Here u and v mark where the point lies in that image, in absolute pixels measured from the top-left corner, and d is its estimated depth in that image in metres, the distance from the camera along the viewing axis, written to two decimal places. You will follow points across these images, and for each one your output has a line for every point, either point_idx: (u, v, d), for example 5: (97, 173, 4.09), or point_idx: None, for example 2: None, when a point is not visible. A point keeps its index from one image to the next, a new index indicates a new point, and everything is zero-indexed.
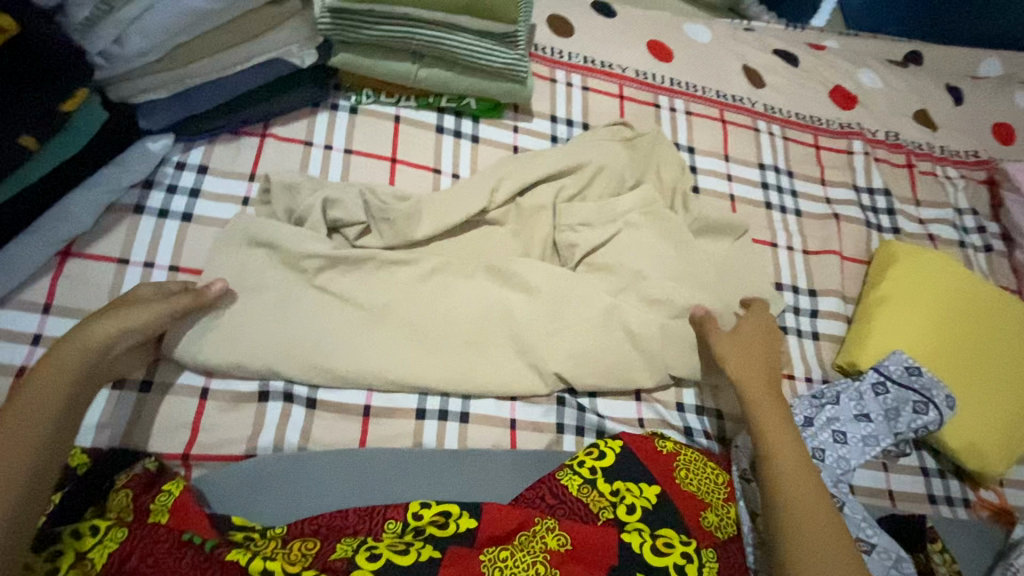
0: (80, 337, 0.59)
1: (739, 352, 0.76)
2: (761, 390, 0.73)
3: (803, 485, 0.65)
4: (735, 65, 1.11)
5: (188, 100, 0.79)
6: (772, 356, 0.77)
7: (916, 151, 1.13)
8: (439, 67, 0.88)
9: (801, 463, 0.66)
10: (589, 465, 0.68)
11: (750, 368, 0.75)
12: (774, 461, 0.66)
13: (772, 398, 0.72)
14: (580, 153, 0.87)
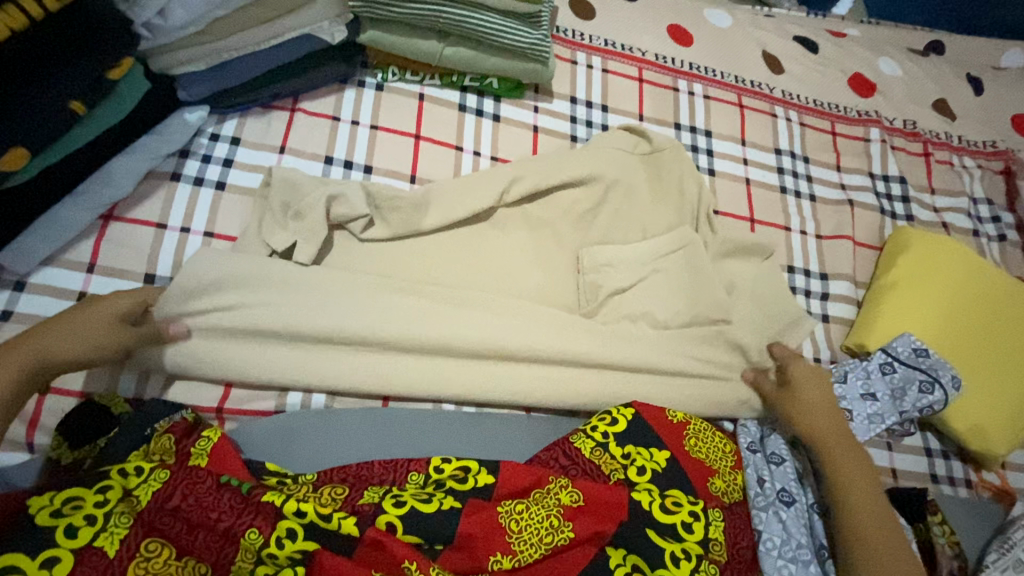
0: (14, 353, 0.58)
1: (804, 399, 0.80)
2: (832, 441, 0.77)
3: (885, 536, 0.68)
4: (755, 51, 1.12)
5: (223, 73, 0.82)
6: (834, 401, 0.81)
7: (933, 140, 1.14)
8: (464, 46, 0.90)
9: (875, 511, 0.70)
10: (602, 430, 0.70)
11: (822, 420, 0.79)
12: (854, 511, 0.70)
13: (846, 447, 0.76)
14: (595, 149, 0.91)
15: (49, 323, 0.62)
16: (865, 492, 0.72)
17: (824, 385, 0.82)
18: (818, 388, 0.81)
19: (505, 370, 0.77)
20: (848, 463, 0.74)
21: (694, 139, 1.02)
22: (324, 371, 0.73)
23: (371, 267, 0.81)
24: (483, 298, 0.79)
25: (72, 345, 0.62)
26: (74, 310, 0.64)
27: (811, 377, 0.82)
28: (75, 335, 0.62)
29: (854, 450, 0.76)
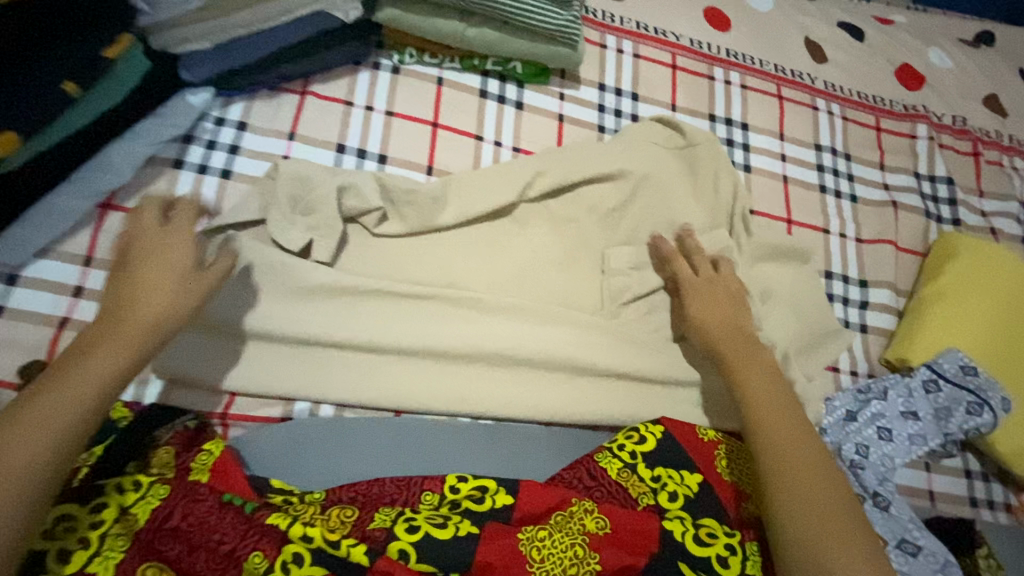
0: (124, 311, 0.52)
1: (700, 307, 0.74)
2: (731, 348, 0.71)
3: (791, 438, 0.63)
4: (797, 37, 1.05)
5: (229, 52, 0.75)
6: (735, 303, 0.74)
7: (983, 138, 1.07)
8: (489, 27, 0.83)
9: (778, 416, 0.64)
10: (630, 449, 0.67)
11: (724, 328, 0.72)
12: (756, 414, 0.65)
13: (749, 353, 0.70)
14: (625, 147, 0.85)
15: (141, 263, 0.55)
16: (770, 396, 0.66)
17: (726, 289, 0.75)
18: (718, 303, 0.74)
19: (525, 379, 0.73)
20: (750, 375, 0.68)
21: (729, 131, 0.95)
22: (335, 380, 0.69)
23: (385, 266, 0.75)
24: (505, 303, 0.74)
25: (181, 284, 0.55)
26: (160, 244, 0.57)
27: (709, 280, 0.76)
28: (175, 271, 0.56)
29: (758, 355, 0.70)
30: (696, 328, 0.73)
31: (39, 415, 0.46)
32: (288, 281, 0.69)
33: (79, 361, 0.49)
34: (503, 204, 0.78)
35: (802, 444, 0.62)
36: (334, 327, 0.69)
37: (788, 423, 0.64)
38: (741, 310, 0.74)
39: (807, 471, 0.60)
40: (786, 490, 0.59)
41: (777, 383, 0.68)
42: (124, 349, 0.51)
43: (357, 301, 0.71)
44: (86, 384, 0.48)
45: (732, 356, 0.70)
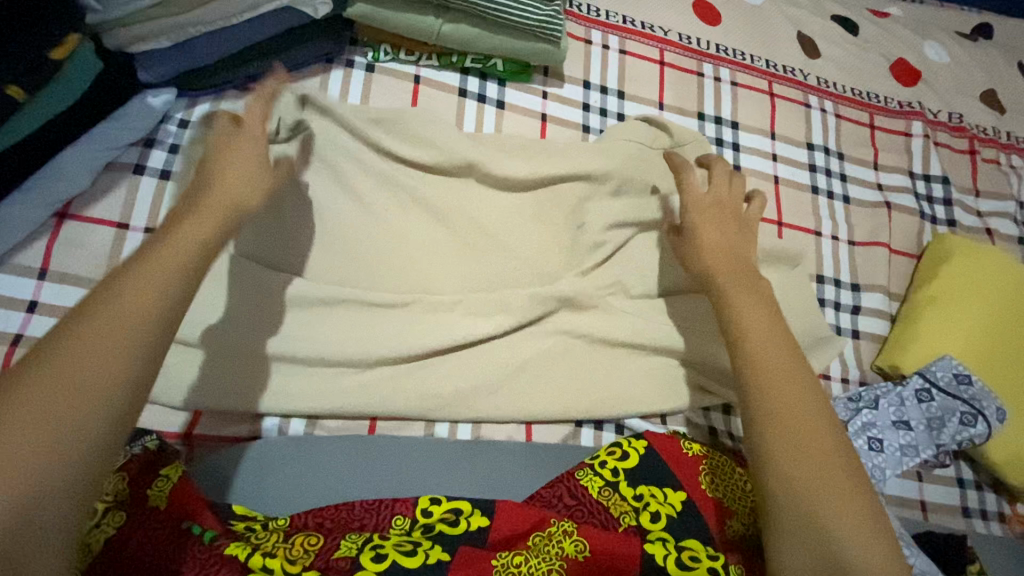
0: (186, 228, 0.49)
1: (707, 235, 0.72)
2: (729, 277, 0.67)
3: (786, 375, 0.57)
4: (789, 31, 1.01)
5: (192, 50, 0.72)
6: (740, 237, 0.72)
7: (980, 136, 1.04)
8: (467, 22, 0.80)
9: (772, 345, 0.60)
10: (612, 466, 0.65)
11: (722, 263, 0.69)
12: (746, 338, 0.61)
13: (746, 291, 0.65)
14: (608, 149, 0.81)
15: (203, 180, 0.54)
16: (766, 333, 0.61)
17: (727, 221, 0.73)
18: (718, 230, 0.72)
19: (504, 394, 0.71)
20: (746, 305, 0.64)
21: (718, 131, 0.92)
22: (306, 398, 0.66)
23: (356, 274, 0.72)
24: (484, 313, 0.73)
25: (242, 184, 0.54)
26: (221, 158, 0.56)
27: (719, 208, 0.74)
28: (236, 182, 0.54)
29: (757, 292, 0.66)
30: (696, 253, 0.71)
31: (126, 288, 0.42)
32: (257, 294, 0.67)
33: (160, 245, 0.46)
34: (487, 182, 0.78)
35: (797, 384, 0.57)
36: (307, 342, 0.67)
37: (784, 361, 0.59)
38: (744, 247, 0.71)
39: (802, 409, 0.55)
40: (779, 429, 0.54)
41: (772, 316, 0.63)
42: (200, 234, 0.49)
43: (328, 314, 0.69)
44: (172, 260, 0.45)
45: (728, 291, 0.66)
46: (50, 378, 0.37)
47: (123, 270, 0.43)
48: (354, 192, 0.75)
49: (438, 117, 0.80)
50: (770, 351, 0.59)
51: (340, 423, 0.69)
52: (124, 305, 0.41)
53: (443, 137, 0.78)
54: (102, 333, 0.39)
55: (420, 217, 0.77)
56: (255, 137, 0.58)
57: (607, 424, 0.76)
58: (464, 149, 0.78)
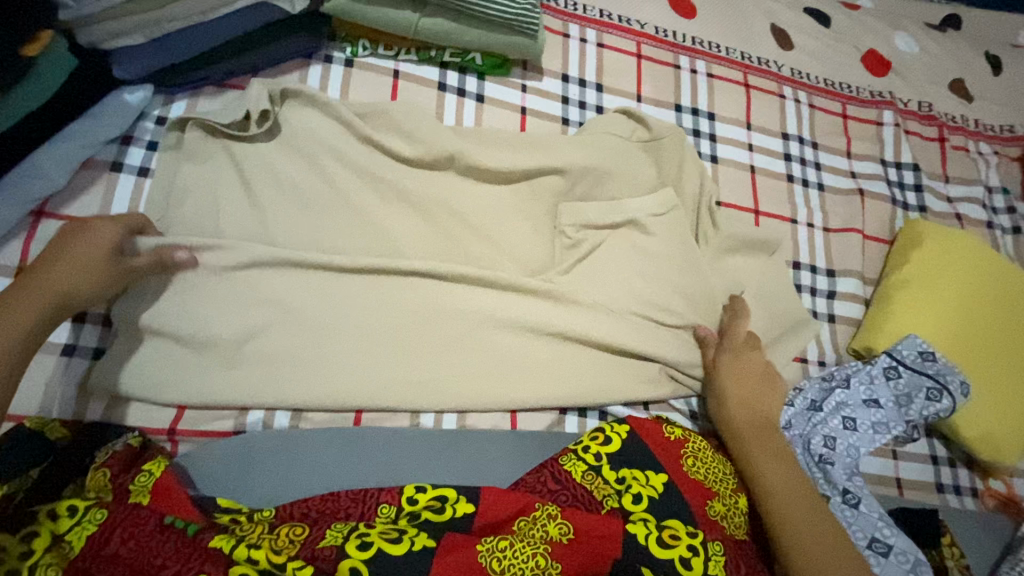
0: (31, 293, 0.57)
1: (729, 387, 0.75)
2: (753, 430, 0.72)
3: (808, 516, 0.65)
4: (763, 24, 1.03)
5: (165, 45, 0.72)
6: (762, 382, 0.77)
7: (949, 123, 1.06)
8: (444, 16, 0.80)
9: (805, 515, 0.65)
10: (594, 451, 0.66)
11: (745, 414, 0.74)
12: (779, 514, 0.65)
13: (761, 432, 0.73)
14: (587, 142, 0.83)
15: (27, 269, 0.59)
16: (783, 477, 0.68)
17: (753, 370, 0.77)
18: (743, 379, 0.76)
19: (487, 384, 0.72)
20: (772, 472, 0.69)
21: (695, 122, 0.94)
22: (290, 391, 0.67)
23: (337, 267, 0.72)
24: (466, 303, 0.74)
25: (77, 278, 0.60)
26: (57, 246, 0.61)
27: (741, 358, 0.77)
28: (65, 272, 0.60)
29: (775, 436, 0.72)
30: (723, 411, 0.75)
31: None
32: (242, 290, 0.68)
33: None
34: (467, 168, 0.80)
35: (816, 522, 0.64)
36: (294, 336, 0.69)
37: (804, 500, 0.66)
38: (764, 397, 0.76)
39: (831, 550, 0.62)
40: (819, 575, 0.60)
41: (798, 482, 0.68)
42: (22, 324, 0.55)
43: (311, 307, 0.70)
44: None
45: (747, 442, 0.72)
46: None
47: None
48: (336, 186, 0.76)
49: (417, 110, 0.81)
50: (808, 527, 0.64)
51: (325, 416, 0.69)
52: None
53: (422, 131, 0.79)
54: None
55: (402, 210, 0.77)
56: (103, 227, 0.63)
57: (592, 411, 0.77)
58: (444, 143, 0.79)
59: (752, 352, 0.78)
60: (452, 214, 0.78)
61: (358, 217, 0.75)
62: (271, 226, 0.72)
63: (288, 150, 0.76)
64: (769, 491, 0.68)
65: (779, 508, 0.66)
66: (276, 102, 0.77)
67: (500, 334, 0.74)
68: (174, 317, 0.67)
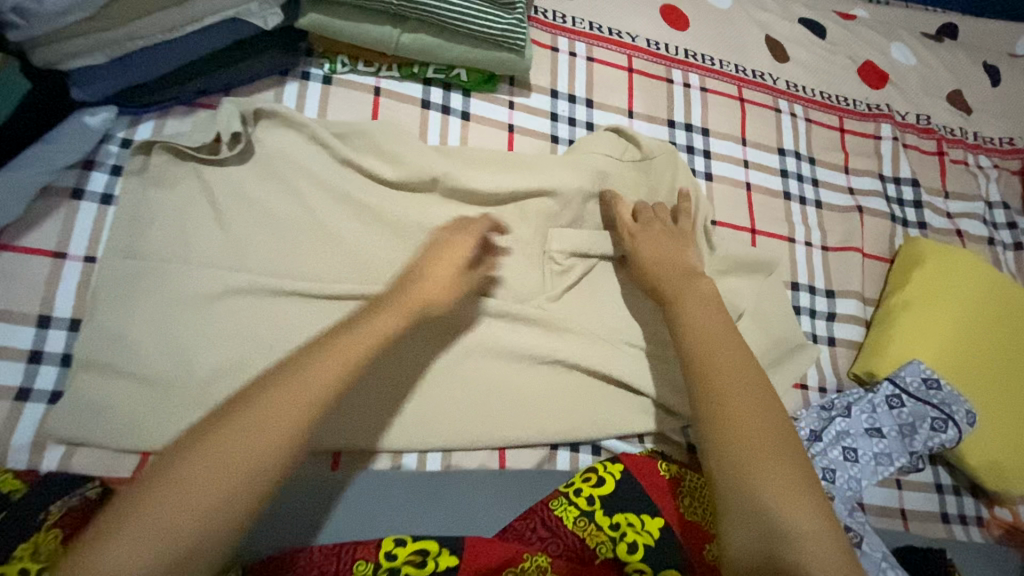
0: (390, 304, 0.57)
1: (645, 250, 0.74)
2: (672, 285, 0.69)
3: (722, 345, 0.61)
4: (758, 36, 1.00)
5: (128, 66, 0.67)
6: (677, 243, 0.74)
7: (947, 137, 1.04)
8: (426, 32, 0.76)
9: (726, 344, 0.61)
10: (587, 495, 0.62)
11: (660, 267, 0.71)
12: (695, 343, 0.61)
13: (682, 280, 0.69)
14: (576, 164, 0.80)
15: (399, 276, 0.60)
16: (704, 313, 0.65)
17: (669, 238, 0.74)
18: (653, 240, 0.74)
19: (473, 420, 0.69)
20: (692, 311, 0.65)
21: (689, 138, 0.91)
22: None
23: (313, 297, 0.68)
24: (450, 334, 0.70)
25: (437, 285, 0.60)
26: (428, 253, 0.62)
27: (650, 227, 0.76)
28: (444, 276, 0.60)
29: (693, 284, 0.69)
30: (641, 274, 0.73)
31: (284, 396, 0.47)
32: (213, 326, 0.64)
33: (291, 375, 0.48)
34: (451, 191, 0.76)
35: (740, 379, 0.57)
36: None
37: (735, 361, 0.59)
38: (680, 252, 0.73)
39: (749, 405, 0.55)
40: (726, 420, 0.54)
41: (718, 317, 0.64)
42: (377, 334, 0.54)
43: (286, 343, 0.66)
44: (290, 399, 0.47)
45: (667, 288, 0.69)
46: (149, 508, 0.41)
47: (243, 400, 0.47)
48: (312, 211, 0.72)
49: (399, 130, 0.77)
50: (727, 356, 0.60)
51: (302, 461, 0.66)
52: (298, 391, 0.47)
53: (403, 151, 0.75)
54: (249, 455, 0.44)
55: (382, 236, 0.73)
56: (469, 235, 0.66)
57: (584, 446, 0.74)
58: (427, 164, 0.75)
59: (664, 225, 0.76)
60: (436, 239, 0.75)
61: (335, 244, 0.71)
62: (241, 255, 0.68)
63: (260, 175, 0.72)
64: (687, 326, 0.64)
65: (700, 341, 0.62)
66: (249, 123, 0.72)
67: (487, 367, 0.71)
68: (137, 356, 0.62)
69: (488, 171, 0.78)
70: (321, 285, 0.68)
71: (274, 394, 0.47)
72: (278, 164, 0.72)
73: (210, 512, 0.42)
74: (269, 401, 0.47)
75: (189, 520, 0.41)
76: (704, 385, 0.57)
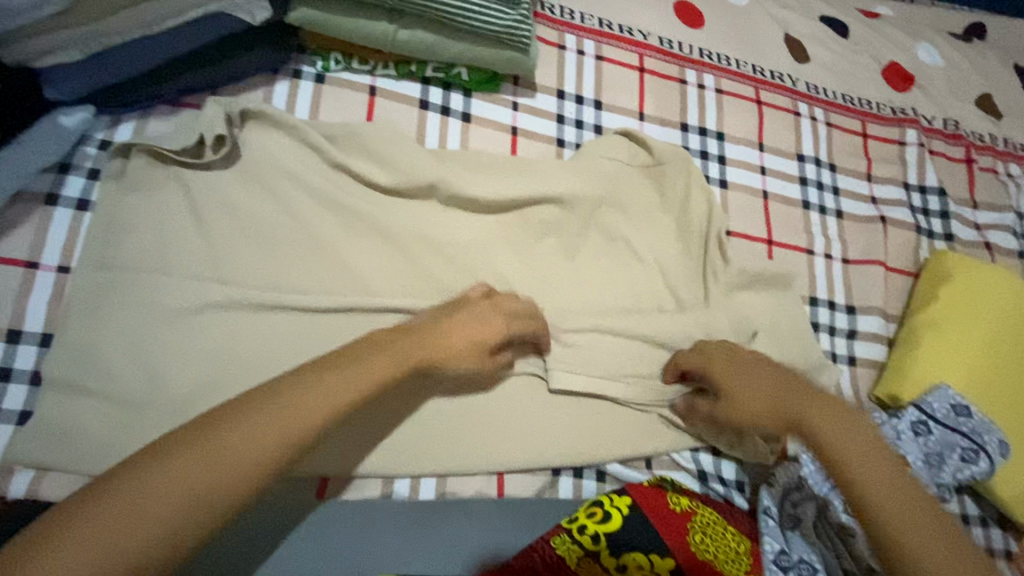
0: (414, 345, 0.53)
1: (742, 394, 0.62)
2: (797, 408, 0.58)
3: (914, 512, 0.49)
4: (776, 34, 0.95)
5: (105, 63, 0.63)
6: (774, 365, 0.63)
7: (976, 143, 0.98)
8: (424, 28, 0.72)
9: (916, 509, 0.49)
10: (591, 532, 0.58)
11: (771, 399, 0.60)
12: (880, 509, 0.50)
13: (812, 399, 0.58)
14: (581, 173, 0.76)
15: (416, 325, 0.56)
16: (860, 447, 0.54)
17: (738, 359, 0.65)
18: (755, 364, 0.63)
19: (469, 445, 0.65)
20: (852, 450, 0.53)
21: (703, 143, 0.86)
22: None
23: (300, 311, 0.64)
24: None
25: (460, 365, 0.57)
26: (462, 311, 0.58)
27: (734, 361, 0.65)
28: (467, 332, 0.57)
29: (821, 399, 0.58)
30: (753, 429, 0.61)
31: (272, 403, 0.44)
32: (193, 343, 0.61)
33: (240, 428, 0.42)
34: (449, 199, 0.72)
35: (924, 514, 0.49)
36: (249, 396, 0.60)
37: (902, 485, 0.51)
38: (783, 375, 0.62)
39: None
40: (881, 511, 0.50)
41: (886, 459, 0.53)
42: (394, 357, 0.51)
43: (269, 362, 0.62)
44: (279, 426, 0.43)
45: (810, 422, 0.57)
46: (101, 515, 0.37)
47: (226, 423, 0.42)
48: (301, 219, 0.67)
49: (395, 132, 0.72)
50: (930, 529, 0.48)
51: None
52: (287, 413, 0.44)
53: (399, 155, 0.71)
54: (227, 458, 0.40)
55: (375, 245, 0.69)
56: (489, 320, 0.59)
57: (588, 472, 0.70)
58: (423, 170, 0.71)
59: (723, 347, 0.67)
60: (432, 250, 0.70)
61: (324, 254, 0.67)
62: (224, 266, 0.64)
63: (245, 180, 0.67)
64: (860, 487, 0.52)
65: (883, 509, 0.50)
66: (235, 124, 0.68)
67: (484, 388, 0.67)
68: (110, 376, 0.59)
69: (488, 177, 0.73)
70: (309, 299, 0.64)
71: (250, 427, 0.42)
72: (264, 169, 0.68)
73: (163, 539, 0.37)
74: (183, 465, 0.39)
75: (141, 551, 0.37)
76: (901, 550, 0.47)
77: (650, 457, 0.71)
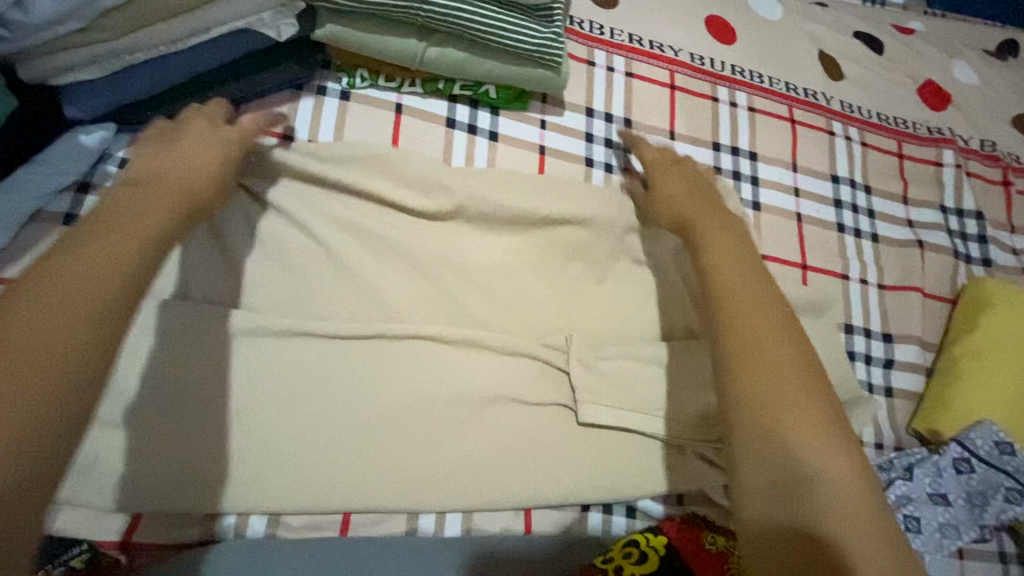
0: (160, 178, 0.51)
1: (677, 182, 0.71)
2: (702, 220, 0.65)
3: (765, 319, 0.52)
4: (810, 50, 0.92)
5: (127, 81, 0.61)
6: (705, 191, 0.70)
7: (1014, 165, 0.96)
8: (454, 45, 0.70)
9: (770, 317, 0.53)
10: (628, 574, 0.56)
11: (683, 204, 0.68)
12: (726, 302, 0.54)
13: (714, 219, 0.65)
14: (610, 198, 0.75)
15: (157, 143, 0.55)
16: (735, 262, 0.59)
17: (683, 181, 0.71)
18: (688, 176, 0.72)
19: (497, 479, 0.63)
20: (725, 257, 0.59)
21: (735, 163, 0.83)
22: (268, 495, 0.57)
23: (325, 338, 0.62)
24: (473, 380, 0.64)
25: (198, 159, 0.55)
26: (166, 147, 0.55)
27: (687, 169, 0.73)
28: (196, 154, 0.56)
29: (726, 226, 0.64)
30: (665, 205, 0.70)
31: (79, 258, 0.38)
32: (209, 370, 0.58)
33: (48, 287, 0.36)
34: (477, 222, 0.70)
35: (769, 313, 0.53)
36: (270, 428, 0.58)
37: (759, 295, 0.54)
38: (698, 193, 0.69)
39: (789, 380, 0.48)
40: (733, 308, 0.53)
41: (750, 267, 0.59)
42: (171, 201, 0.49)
43: (292, 392, 0.60)
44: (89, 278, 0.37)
45: (699, 223, 0.65)
46: None
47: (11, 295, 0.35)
48: (326, 242, 0.65)
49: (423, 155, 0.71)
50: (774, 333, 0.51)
51: (306, 521, 0.60)
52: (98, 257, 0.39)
53: (427, 177, 0.69)
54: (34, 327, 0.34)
55: (401, 270, 0.67)
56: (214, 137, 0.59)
57: (618, 507, 0.67)
58: (452, 192, 0.69)
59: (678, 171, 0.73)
60: (459, 274, 0.68)
61: (349, 279, 0.65)
62: (247, 292, 0.62)
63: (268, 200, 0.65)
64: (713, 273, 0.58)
65: (733, 304, 0.53)
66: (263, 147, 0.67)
67: (510, 418, 0.65)
68: (126, 406, 0.56)
69: (516, 198, 0.71)
70: (334, 324, 0.62)
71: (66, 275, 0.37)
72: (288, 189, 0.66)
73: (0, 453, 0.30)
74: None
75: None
76: (738, 342, 0.50)
77: (682, 492, 0.68)
